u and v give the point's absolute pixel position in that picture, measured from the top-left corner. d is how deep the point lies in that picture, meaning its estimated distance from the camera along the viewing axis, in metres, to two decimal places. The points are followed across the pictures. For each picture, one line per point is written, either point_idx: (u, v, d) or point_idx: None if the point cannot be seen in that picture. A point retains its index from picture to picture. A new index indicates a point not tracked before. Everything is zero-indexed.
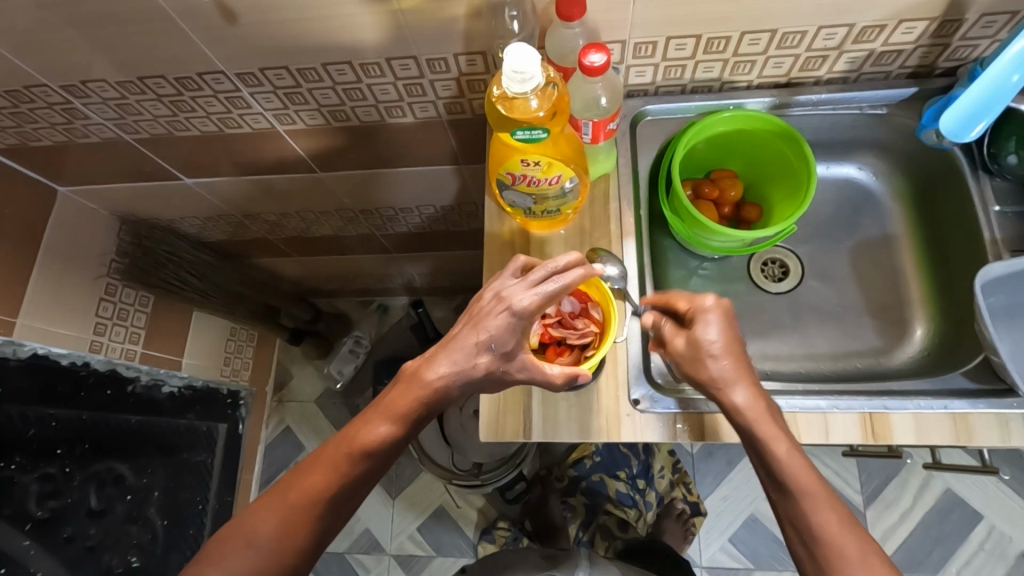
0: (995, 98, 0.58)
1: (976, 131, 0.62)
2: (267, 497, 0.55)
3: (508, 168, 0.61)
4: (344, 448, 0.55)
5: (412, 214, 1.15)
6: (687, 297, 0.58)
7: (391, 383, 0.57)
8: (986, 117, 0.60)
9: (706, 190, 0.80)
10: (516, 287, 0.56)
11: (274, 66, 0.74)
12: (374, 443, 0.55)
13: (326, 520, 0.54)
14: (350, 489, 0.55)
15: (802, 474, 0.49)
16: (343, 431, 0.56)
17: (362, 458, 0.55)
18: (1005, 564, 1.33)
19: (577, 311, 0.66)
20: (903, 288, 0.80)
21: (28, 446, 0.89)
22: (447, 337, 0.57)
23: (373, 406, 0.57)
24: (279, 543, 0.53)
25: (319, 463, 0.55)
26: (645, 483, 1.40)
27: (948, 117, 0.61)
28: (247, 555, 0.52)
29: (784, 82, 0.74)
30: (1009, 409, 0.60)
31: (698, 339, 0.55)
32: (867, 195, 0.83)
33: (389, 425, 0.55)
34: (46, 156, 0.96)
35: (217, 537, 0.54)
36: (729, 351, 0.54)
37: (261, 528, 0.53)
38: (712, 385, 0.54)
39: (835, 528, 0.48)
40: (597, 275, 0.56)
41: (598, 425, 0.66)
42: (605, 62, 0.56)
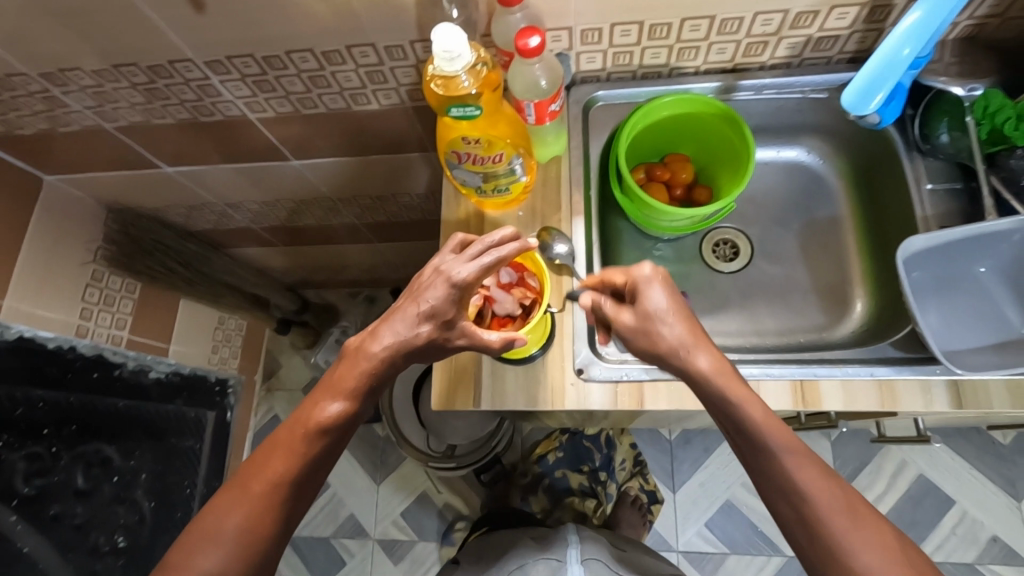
0: (888, 72, 0.62)
1: (875, 102, 0.65)
2: (229, 491, 0.57)
3: (452, 147, 0.64)
4: (300, 430, 0.58)
5: (389, 203, 1.19)
6: (624, 270, 0.61)
7: (336, 359, 0.61)
8: (882, 89, 0.64)
9: (658, 173, 0.83)
10: (454, 262, 0.60)
11: (240, 54, 0.77)
12: (329, 420, 0.59)
13: (290, 502, 0.58)
14: (311, 469, 0.59)
15: (774, 428, 0.53)
16: (296, 416, 0.60)
17: (319, 436, 0.58)
18: (976, 549, 1.35)
19: (515, 281, 0.69)
20: (846, 266, 0.83)
21: (16, 426, 0.95)
22: (390, 311, 0.61)
23: (321, 388, 0.61)
24: (247, 532, 0.56)
25: (277, 449, 0.58)
26: (606, 475, 1.48)
27: (847, 93, 0.64)
28: (216, 552, 0.55)
29: (730, 68, 0.77)
30: (932, 375, 0.63)
31: (649, 308, 0.58)
32: (814, 178, 0.86)
33: (341, 402, 0.59)
34: (30, 145, 1.00)
35: (184, 538, 0.56)
36: (677, 315, 0.57)
37: (227, 521, 0.56)
38: (676, 353, 0.57)
39: (816, 478, 0.52)
40: (531, 248, 0.61)
41: (542, 394, 0.69)
42: (541, 44, 0.59)
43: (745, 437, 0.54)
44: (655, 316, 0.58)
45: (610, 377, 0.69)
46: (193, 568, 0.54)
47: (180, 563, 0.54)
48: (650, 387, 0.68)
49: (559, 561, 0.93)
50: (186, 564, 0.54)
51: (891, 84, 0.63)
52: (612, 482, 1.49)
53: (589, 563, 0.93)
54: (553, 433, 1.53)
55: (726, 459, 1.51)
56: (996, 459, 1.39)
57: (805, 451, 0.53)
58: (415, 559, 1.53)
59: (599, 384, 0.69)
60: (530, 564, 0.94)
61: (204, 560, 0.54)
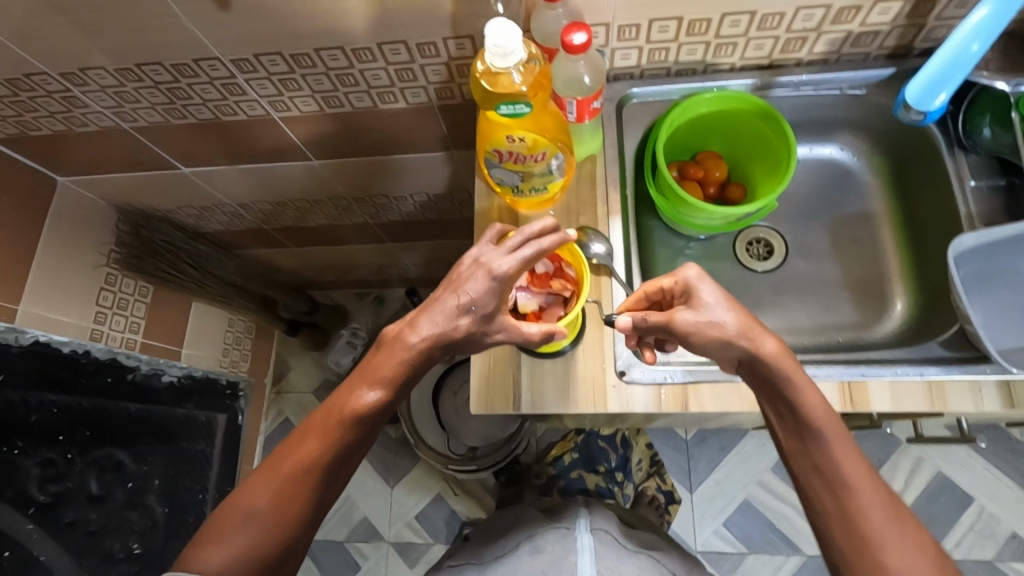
0: (955, 67, 0.62)
1: (939, 99, 0.66)
2: (260, 471, 0.56)
3: (494, 145, 0.63)
4: (334, 416, 0.56)
5: (407, 202, 1.17)
6: (670, 273, 0.59)
7: (373, 348, 0.60)
8: (947, 86, 0.64)
9: (691, 171, 0.82)
10: (494, 252, 0.57)
11: (267, 53, 0.76)
12: (365, 409, 0.56)
13: (322, 486, 0.56)
14: (344, 455, 0.57)
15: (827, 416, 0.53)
16: (330, 401, 0.58)
17: (354, 423, 0.56)
18: (994, 545, 1.34)
19: (552, 271, 0.68)
20: (883, 264, 0.82)
21: (29, 431, 0.93)
22: (428, 301, 0.59)
23: (356, 375, 0.59)
24: (277, 513, 0.54)
25: (311, 432, 0.56)
26: (623, 476, 1.40)
27: (912, 86, 0.65)
28: (245, 529, 0.53)
29: (766, 64, 0.76)
30: (982, 375, 0.63)
31: (703, 301, 0.56)
32: (846, 174, 0.85)
33: (378, 391, 0.57)
34: (45, 146, 0.98)
35: (213, 519, 0.54)
36: (730, 304, 0.56)
37: (259, 500, 0.54)
38: (736, 341, 0.54)
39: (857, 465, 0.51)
40: (572, 239, 0.58)
41: (583, 396, 0.68)
42: (586, 40, 0.58)
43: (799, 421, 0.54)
44: (710, 308, 0.55)
45: (654, 379, 0.68)
46: (224, 546, 0.52)
47: (211, 540, 0.53)
48: (694, 389, 0.68)
49: (568, 529, 0.86)
50: (217, 543, 0.53)
51: (957, 82, 0.64)
52: (630, 483, 1.42)
53: (599, 533, 0.86)
54: (567, 435, 1.49)
55: (742, 457, 1.50)
56: (1014, 455, 1.38)
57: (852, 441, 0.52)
58: (430, 561, 1.51)
59: (642, 386, 0.68)
60: (539, 534, 0.87)
61: (231, 540, 0.52)
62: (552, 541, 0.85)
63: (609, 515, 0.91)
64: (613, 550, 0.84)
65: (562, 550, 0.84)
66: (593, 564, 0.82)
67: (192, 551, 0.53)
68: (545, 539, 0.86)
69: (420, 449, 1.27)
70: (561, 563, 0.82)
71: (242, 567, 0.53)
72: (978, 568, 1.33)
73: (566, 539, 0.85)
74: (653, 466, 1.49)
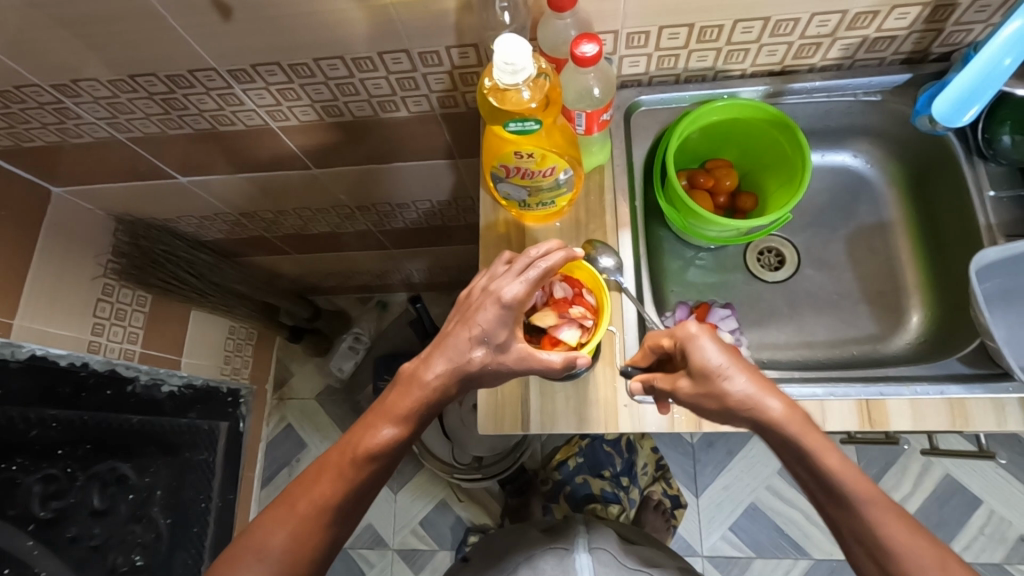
0: (987, 81, 0.60)
1: (967, 115, 0.64)
2: (273, 509, 0.54)
3: (502, 160, 0.62)
4: (349, 455, 0.54)
5: (409, 209, 1.15)
6: (670, 331, 0.57)
7: (390, 384, 0.58)
8: (978, 101, 0.62)
9: (701, 180, 0.80)
10: (503, 279, 0.58)
11: (266, 62, 0.74)
12: (379, 447, 0.54)
13: (334, 527, 0.54)
14: (358, 494, 0.55)
15: (856, 479, 0.48)
16: (346, 438, 0.56)
17: (368, 462, 0.54)
18: (1005, 548, 1.32)
19: (571, 296, 0.67)
20: (899, 275, 0.81)
21: (30, 447, 0.91)
22: (440, 336, 0.58)
23: (373, 411, 0.57)
24: (289, 556, 0.52)
25: (325, 471, 0.54)
26: (628, 480, 1.41)
27: (940, 103, 0.62)
28: (260, 570, 0.51)
29: (778, 70, 0.74)
30: (1006, 393, 0.61)
31: (702, 365, 0.52)
32: (862, 182, 0.84)
33: (393, 428, 0.55)
34: (39, 157, 0.96)
35: (226, 552, 0.53)
36: (738, 365, 0.52)
37: (271, 542, 0.52)
38: (744, 407, 0.51)
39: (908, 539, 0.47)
40: (577, 257, 0.60)
41: (596, 417, 0.67)
42: (597, 52, 0.56)
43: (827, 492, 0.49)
44: (714, 372, 0.52)
45: None
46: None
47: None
48: None
49: (566, 550, 0.86)
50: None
51: (987, 100, 0.62)
52: (635, 487, 1.43)
53: (598, 553, 0.86)
54: (572, 440, 1.46)
55: (749, 461, 1.49)
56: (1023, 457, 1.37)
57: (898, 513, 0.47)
58: (435, 569, 1.50)
59: (654, 405, 0.66)
60: (538, 555, 0.86)
61: None
62: (551, 565, 0.85)
63: (614, 532, 0.90)
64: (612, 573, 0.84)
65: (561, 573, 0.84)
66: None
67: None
68: (544, 561, 0.85)
69: (425, 458, 1.27)
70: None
71: None
72: (988, 572, 1.31)
73: (565, 561, 0.85)
74: (659, 470, 1.48)
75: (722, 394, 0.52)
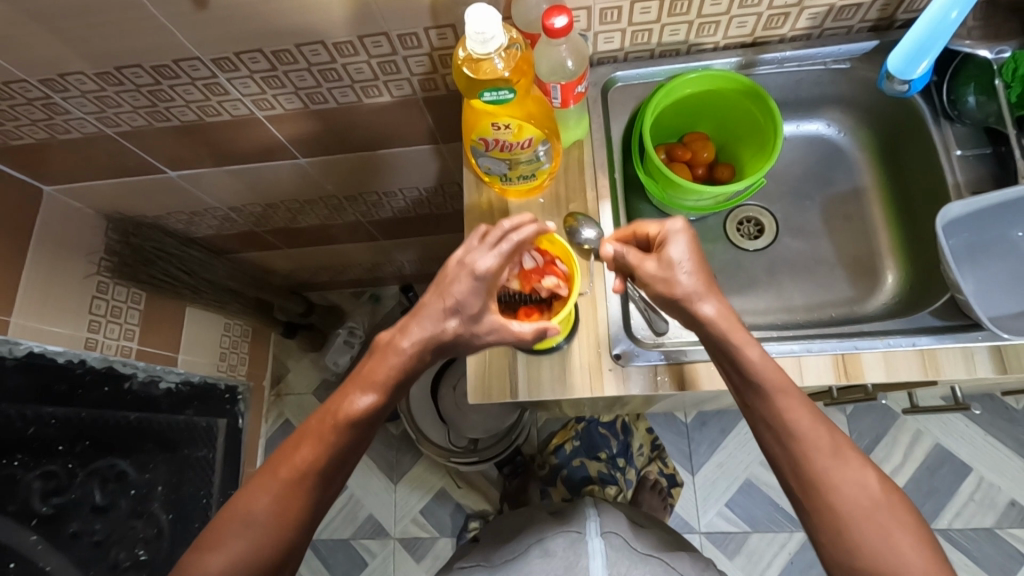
0: (937, 35, 0.64)
1: (921, 68, 0.68)
2: (256, 477, 0.56)
3: (480, 134, 0.64)
4: (329, 420, 0.56)
5: (397, 198, 1.16)
6: (658, 222, 0.59)
7: (366, 354, 0.59)
8: (929, 54, 0.66)
9: (679, 153, 0.82)
10: (477, 252, 0.58)
11: (248, 50, 0.75)
12: (359, 412, 0.56)
13: (318, 491, 0.56)
14: (339, 459, 0.56)
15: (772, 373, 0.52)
16: (324, 406, 0.57)
17: (349, 427, 0.56)
18: (995, 514, 1.34)
19: (542, 265, 0.68)
20: (873, 239, 0.84)
21: (29, 445, 0.92)
22: (417, 306, 0.59)
23: (351, 378, 0.58)
24: (275, 519, 0.54)
25: (306, 438, 0.56)
26: (625, 461, 1.46)
27: (893, 55, 0.67)
28: (248, 534, 0.53)
29: (749, 42, 0.76)
30: (975, 342, 0.64)
31: (670, 259, 0.55)
32: (835, 151, 0.87)
33: (371, 395, 0.56)
34: (27, 155, 0.97)
35: (215, 522, 0.55)
36: (696, 266, 0.55)
37: (256, 507, 0.54)
38: (686, 300, 0.54)
39: (808, 424, 0.52)
40: (546, 232, 0.62)
41: (581, 383, 0.69)
42: (568, 24, 0.58)
43: (745, 381, 0.54)
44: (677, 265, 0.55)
45: (649, 361, 0.69)
46: (223, 552, 0.53)
47: (210, 545, 0.54)
48: (691, 368, 0.69)
49: (578, 534, 0.85)
50: (216, 548, 0.54)
51: (939, 50, 0.66)
52: (632, 468, 1.47)
53: (609, 537, 0.85)
54: (568, 424, 1.50)
55: (744, 437, 1.50)
56: (1010, 424, 1.39)
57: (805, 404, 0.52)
58: (437, 557, 1.51)
59: (637, 368, 0.69)
60: (549, 537, 0.86)
61: (231, 546, 0.53)
62: (562, 546, 0.84)
63: (609, 507, 0.91)
64: (624, 556, 0.83)
65: (573, 555, 0.82)
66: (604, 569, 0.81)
67: (196, 554, 0.54)
68: (554, 543, 0.85)
69: (422, 444, 1.29)
70: (575, 568, 0.81)
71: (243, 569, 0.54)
72: (979, 538, 1.33)
73: (578, 545, 0.83)
74: (654, 450, 1.50)
75: (670, 286, 0.55)
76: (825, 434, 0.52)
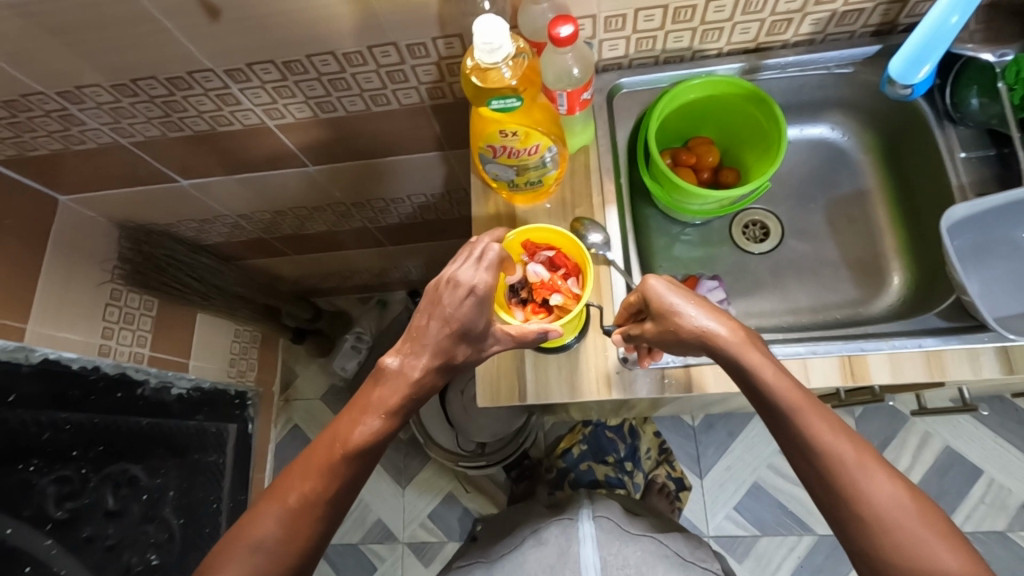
0: (937, 38, 0.64)
1: (923, 72, 0.69)
2: (264, 503, 0.56)
3: (487, 141, 0.65)
4: (336, 448, 0.57)
5: (405, 205, 1.18)
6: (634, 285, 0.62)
7: (370, 379, 0.60)
8: (930, 58, 0.67)
9: (684, 157, 0.83)
10: (461, 268, 0.59)
11: (260, 61, 0.77)
12: (365, 441, 0.57)
13: (325, 516, 0.57)
14: (346, 486, 0.57)
15: (791, 392, 0.54)
16: (331, 431, 0.58)
17: (357, 455, 0.57)
18: (1006, 516, 1.33)
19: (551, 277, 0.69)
20: (878, 242, 0.85)
21: (45, 450, 0.93)
22: (413, 330, 0.59)
23: (355, 405, 0.59)
24: (282, 545, 0.55)
25: (313, 464, 0.57)
26: (632, 465, 1.45)
27: (895, 61, 0.68)
28: (257, 559, 0.54)
29: (753, 47, 0.77)
30: (981, 343, 0.65)
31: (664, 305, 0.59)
32: (839, 154, 0.88)
33: (378, 421, 0.58)
34: (44, 166, 0.98)
35: (221, 545, 0.55)
36: (689, 300, 0.58)
37: (265, 534, 0.55)
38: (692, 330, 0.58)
39: (830, 436, 0.52)
40: None
41: (588, 385, 0.70)
42: (573, 33, 0.59)
43: (768, 407, 0.55)
44: (674, 310, 0.58)
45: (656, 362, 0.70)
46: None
47: (219, 568, 0.54)
48: (698, 371, 0.69)
49: (571, 520, 0.85)
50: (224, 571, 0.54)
51: (940, 54, 0.66)
52: (640, 473, 1.46)
53: (600, 520, 0.85)
54: (575, 428, 1.51)
55: (752, 440, 1.50)
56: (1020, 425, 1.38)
57: (824, 412, 0.53)
58: (445, 560, 1.52)
59: (644, 370, 0.70)
60: (544, 526, 0.86)
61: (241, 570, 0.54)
62: (556, 533, 0.84)
63: (616, 506, 0.91)
64: (615, 537, 0.84)
65: (566, 540, 0.83)
66: (597, 553, 0.82)
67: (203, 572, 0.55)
68: (549, 531, 0.85)
69: (430, 448, 1.30)
70: (566, 555, 0.82)
71: None
72: (990, 540, 1.32)
73: (569, 529, 0.84)
74: (662, 454, 1.50)
75: (683, 327, 0.58)
76: (850, 447, 0.52)
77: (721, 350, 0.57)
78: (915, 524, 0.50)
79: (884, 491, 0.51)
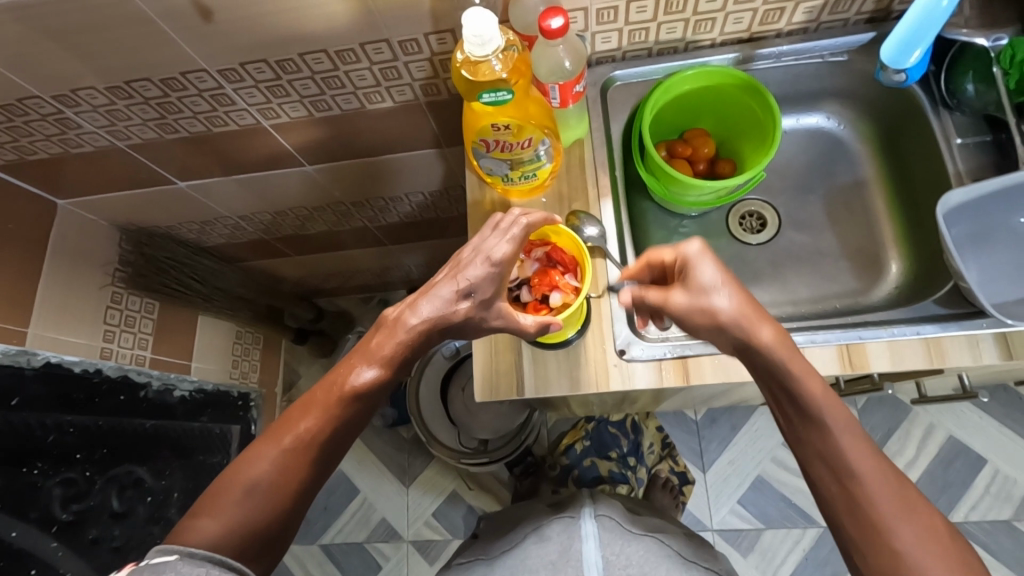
0: (926, 23, 0.64)
1: (914, 57, 0.68)
2: (259, 445, 0.56)
3: (480, 135, 0.65)
4: (334, 393, 0.57)
5: (403, 203, 1.18)
6: (672, 246, 0.60)
7: (372, 329, 0.60)
8: (920, 44, 0.66)
9: (679, 149, 0.83)
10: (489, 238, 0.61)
11: (254, 61, 0.77)
12: (363, 386, 0.57)
13: (319, 464, 0.57)
14: (341, 433, 0.58)
15: (822, 393, 0.53)
16: (329, 377, 0.59)
17: (354, 400, 0.57)
18: (1012, 506, 1.32)
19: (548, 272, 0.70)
20: (877, 231, 0.85)
21: (49, 452, 0.93)
22: (429, 286, 0.61)
23: (355, 352, 0.59)
24: (275, 485, 0.54)
25: (310, 407, 0.57)
26: (636, 460, 1.42)
27: (886, 45, 0.67)
28: (250, 499, 0.53)
29: (746, 37, 0.77)
30: (980, 329, 0.65)
31: (701, 282, 0.57)
32: (836, 143, 0.88)
33: (376, 368, 0.58)
34: (43, 170, 0.99)
35: (212, 490, 0.54)
36: (729, 285, 0.56)
37: (259, 472, 0.54)
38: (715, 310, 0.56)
39: (846, 446, 0.51)
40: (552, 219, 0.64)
41: (587, 378, 0.70)
42: (563, 25, 0.59)
43: (795, 402, 0.54)
44: (710, 289, 0.56)
45: (653, 355, 0.69)
46: (221, 517, 0.52)
47: (209, 510, 0.53)
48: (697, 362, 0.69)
49: (573, 517, 0.84)
50: (215, 514, 0.53)
51: (930, 39, 0.66)
52: (643, 468, 1.44)
53: (603, 518, 0.84)
54: (578, 424, 1.51)
55: (754, 433, 1.50)
56: None
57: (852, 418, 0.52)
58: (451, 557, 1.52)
59: (643, 363, 0.70)
60: (545, 524, 0.86)
61: (232, 511, 0.53)
62: (557, 530, 0.84)
63: (618, 503, 0.91)
64: (619, 536, 0.83)
65: (567, 538, 0.82)
66: (598, 550, 0.80)
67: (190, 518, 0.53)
68: (551, 528, 0.85)
69: (432, 446, 1.29)
70: (569, 552, 0.80)
71: (237, 539, 0.52)
72: (996, 530, 1.31)
73: (571, 528, 0.83)
74: (666, 449, 1.50)
75: (717, 311, 0.56)
76: (868, 457, 0.51)
77: (755, 340, 0.55)
78: (913, 532, 0.49)
79: (888, 499, 0.50)
